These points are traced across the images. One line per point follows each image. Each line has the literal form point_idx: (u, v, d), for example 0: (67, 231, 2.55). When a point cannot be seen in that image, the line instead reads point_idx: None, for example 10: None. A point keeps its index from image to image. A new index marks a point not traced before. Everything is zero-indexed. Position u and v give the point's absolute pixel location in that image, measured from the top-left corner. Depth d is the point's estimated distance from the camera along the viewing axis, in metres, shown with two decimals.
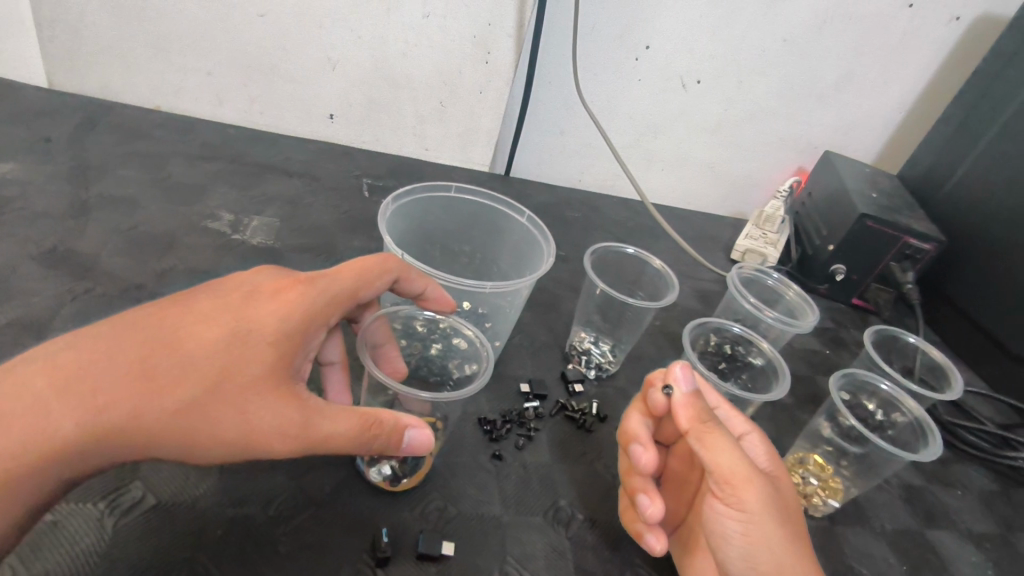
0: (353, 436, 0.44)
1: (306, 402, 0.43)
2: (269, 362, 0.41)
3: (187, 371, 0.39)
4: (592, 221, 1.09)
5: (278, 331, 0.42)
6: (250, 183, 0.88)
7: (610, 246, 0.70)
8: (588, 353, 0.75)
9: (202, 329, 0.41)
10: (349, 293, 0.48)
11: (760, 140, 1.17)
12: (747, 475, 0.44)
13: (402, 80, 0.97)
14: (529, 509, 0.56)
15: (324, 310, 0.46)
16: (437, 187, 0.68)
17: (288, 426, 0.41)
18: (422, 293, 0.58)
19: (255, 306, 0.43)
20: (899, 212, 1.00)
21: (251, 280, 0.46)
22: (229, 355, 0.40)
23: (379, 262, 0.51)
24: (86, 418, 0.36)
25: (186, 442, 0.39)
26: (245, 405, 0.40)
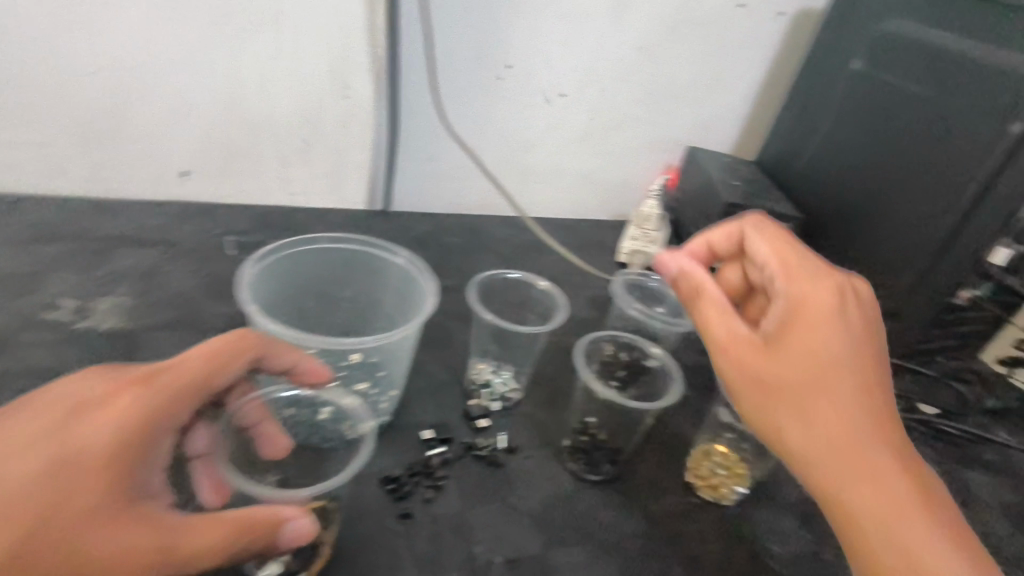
0: (218, 546, 0.40)
1: (157, 522, 0.39)
2: (101, 486, 0.38)
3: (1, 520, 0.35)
4: (480, 245, 1.09)
5: (112, 446, 0.39)
6: (97, 262, 0.79)
7: (495, 274, 0.68)
8: (489, 384, 0.73)
9: (16, 462, 0.37)
10: (198, 384, 0.44)
11: (630, 143, 1.21)
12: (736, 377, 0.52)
13: (259, 125, 0.92)
14: (445, 566, 0.53)
15: (164, 410, 0.42)
16: (303, 241, 0.64)
17: (136, 553, 0.37)
18: (293, 367, 0.52)
19: (80, 425, 0.39)
20: (760, 197, 1.07)
21: (76, 387, 0.42)
22: (51, 488, 0.37)
23: (233, 343, 0.47)
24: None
25: None
26: (78, 539, 0.36)
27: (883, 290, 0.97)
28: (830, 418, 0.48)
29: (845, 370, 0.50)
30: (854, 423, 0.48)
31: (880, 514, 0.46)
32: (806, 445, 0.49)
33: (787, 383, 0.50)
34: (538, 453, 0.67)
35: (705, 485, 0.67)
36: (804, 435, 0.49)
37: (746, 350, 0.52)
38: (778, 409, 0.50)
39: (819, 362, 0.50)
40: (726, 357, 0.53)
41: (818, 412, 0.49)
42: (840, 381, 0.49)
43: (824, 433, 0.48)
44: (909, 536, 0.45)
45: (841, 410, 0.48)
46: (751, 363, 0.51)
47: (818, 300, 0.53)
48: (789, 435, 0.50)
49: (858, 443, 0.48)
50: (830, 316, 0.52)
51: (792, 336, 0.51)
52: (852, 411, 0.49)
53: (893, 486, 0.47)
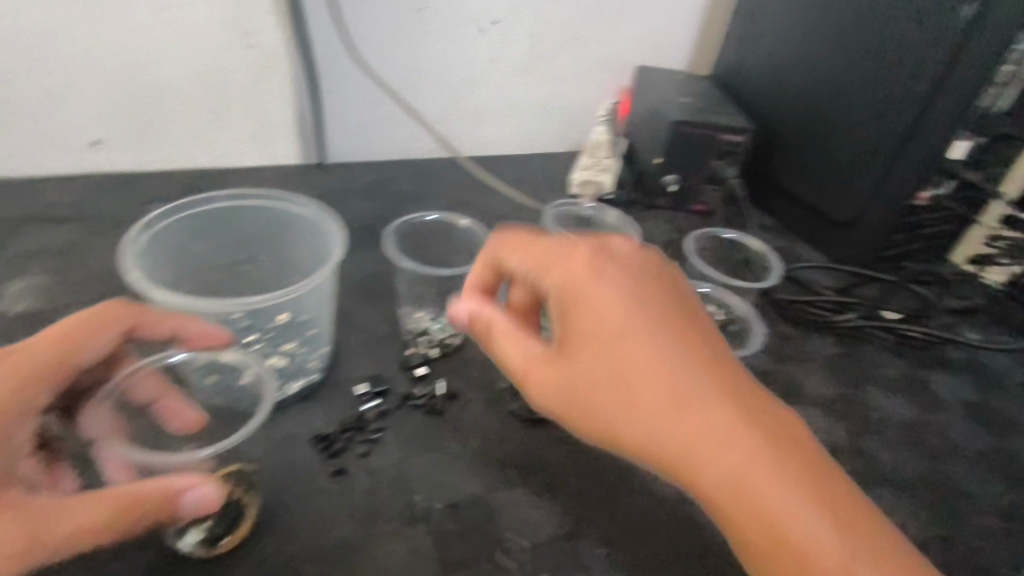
0: (105, 525, 0.37)
1: (26, 506, 0.37)
2: None
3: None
4: (424, 190, 1.04)
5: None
6: (6, 247, 0.76)
7: (410, 217, 0.64)
8: (427, 332, 0.70)
9: None
10: (47, 368, 0.41)
11: (575, 69, 1.14)
12: (528, 371, 0.50)
13: (161, 87, 0.85)
14: (380, 519, 0.53)
15: (14, 400, 0.40)
16: (197, 200, 0.59)
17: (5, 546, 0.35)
18: (174, 335, 0.49)
19: None
20: (710, 111, 1.02)
21: None
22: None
23: (89, 320, 0.45)
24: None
25: None
26: None
27: (843, 198, 0.94)
28: (652, 381, 0.44)
29: (625, 322, 0.47)
30: (659, 369, 0.45)
31: (725, 446, 0.42)
32: (611, 412, 0.45)
33: (593, 384, 0.46)
34: (480, 397, 0.65)
35: None
36: (617, 396, 0.45)
37: (534, 355, 0.50)
38: (588, 388, 0.46)
39: (601, 329, 0.47)
40: (518, 361, 0.51)
41: (594, 368, 0.46)
42: (636, 330, 0.46)
43: (623, 391, 0.45)
44: (755, 455, 0.42)
45: (637, 365, 0.45)
46: (541, 362, 0.50)
47: (570, 268, 0.50)
48: (595, 407, 0.46)
49: (680, 395, 0.44)
50: (591, 288, 0.49)
51: (569, 294, 0.49)
52: (647, 361, 0.45)
53: (733, 419, 0.43)
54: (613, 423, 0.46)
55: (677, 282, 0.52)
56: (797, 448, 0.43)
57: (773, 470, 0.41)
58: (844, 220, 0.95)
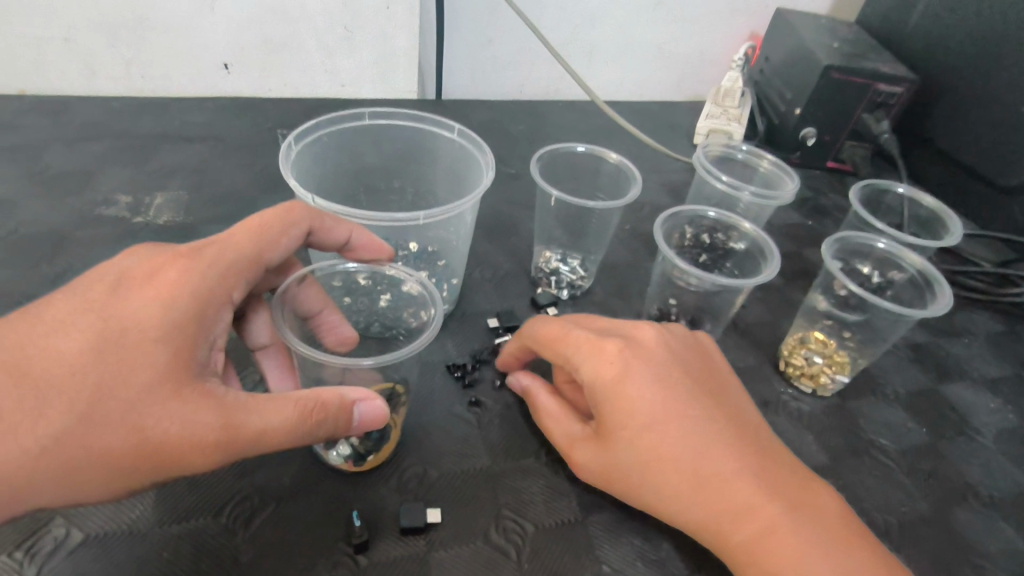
0: (291, 430, 0.34)
1: (223, 398, 0.32)
2: (159, 364, 0.31)
3: (43, 397, 0.29)
4: (539, 131, 1.00)
5: (163, 320, 0.32)
6: (145, 158, 0.77)
7: (557, 147, 0.63)
8: (557, 273, 0.67)
9: (60, 341, 0.31)
10: (249, 261, 0.37)
11: (708, 9, 1.05)
12: (567, 448, 0.46)
13: (293, 8, 0.84)
14: (518, 453, 0.50)
15: (219, 287, 0.35)
16: (347, 116, 0.59)
17: (203, 433, 0.31)
18: (347, 243, 0.47)
19: (123, 301, 0.32)
20: (864, 57, 0.92)
21: (116, 269, 0.35)
22: (99, 369, 0.30)
23: (280, 215, 0.40)
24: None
25: (71, 477, 0.30)
26: (140, 419, 0.30)
27: (1013, 158, 0.84)
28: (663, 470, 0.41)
29: (652, 416, 0.42)
30: (656, 461, 0.41)
31: (741, 524, 0.40)
32: (654, 483, 0.42)
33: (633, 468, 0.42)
34: None
35: (802, 374, 0.60)
36: (650, 477, 0.42)
37: (570, 436, 0.46)
38: (625, 468, 0.42)
39: (640, 414, 0.42)
40: (561, 437, 0.47)
41: (660, 454, 0.41)
42: (652, 427, 0.41)
43: (653, 475, 0.41)
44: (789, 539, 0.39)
45: (646, 462, 0.41)
46: (575, 444, 0.46)
47: (601, 360, 0.43)
48: (636, 476, 0.42)
49: (685, 488, 0.41)
50: (644, 363, 0.44)
51: (603, 385, 0.43)
52: (669, 454, 0.41)
53: (768, 500, 0.40)
54: (654, 499, 0.42)
55: (712, 359, 0.49)
56: (843, 533, 0.40)
57: (806, 548, 0.39)
58: (1010, 183, 0.85)
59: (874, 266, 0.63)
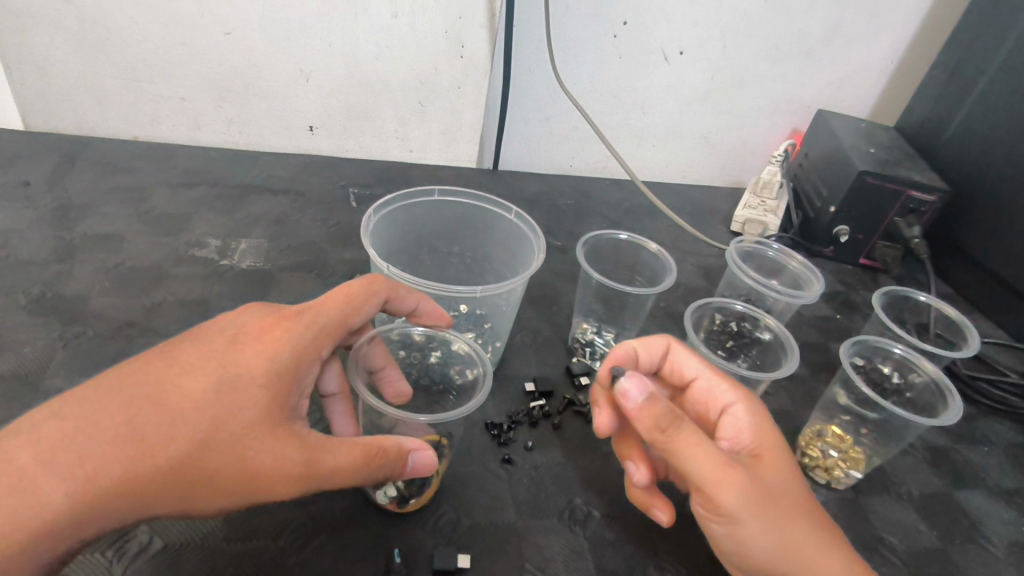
0: (357, 471, 0.40)
1: (306, 439, 0.39)
2: (262, 406, 0.38)
3: (173, 425, 0.36)
4: (586, 206, 1.07)
5: (268, 370, 0.39)
6: (234, 207, 0.87)
7: (601, 234, 0.70)
8: (591, 344, 0.73)
9: (188, 380, 0.37)
10: (337, 324, 0.44)
11: (753, 105, 1.12)
12: (722, 470, 0.42)
13: (377, 84, 0.94)
14: (543, 512, 0.55)
15: (313, 345, 0.42)
16: (418, 192, 0.67)
17: (289, 467, 0.37)
18: (414, 309, 0.54)
19: (239, 350, 0.39)
20: (900, 164, 0.97)
21: (233, 323, 0.42)
22: (217, 405, 0.37)
23: (363, 285, 0.48)
24: (75, 488, 0.34)
25: (184, 495, 0.36)
26: (242, 450, 0.36)
27: None
28: (800, 505, 0.45)
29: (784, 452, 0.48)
30: (802, 494, 0.46)
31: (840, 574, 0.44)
32: (796, 515, 0.44)
33: (783, 496, 0.44)
34: None
35: (818, 466, 0.63)
36: (793, 509, 0.44)
37: (725, 457, 0.43)
38: (775, 492, 0.44)
39: (781, 453, 0.47)
40: (710, 456, 0.42)
41: (798, 491, 0.46)
42: (787, 461, 0.47)
43: (791, 505, 0.45)
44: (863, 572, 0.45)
45: (786, 489, 0.45)
46: (730, 464, 0.43)
47: (749, 400, 0.51)
48: (786, 504, 0.44)
49: (808, 521, 0.45)
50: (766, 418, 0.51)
51: (753, 418, 0.49)
52: (797, 487, 0.46)
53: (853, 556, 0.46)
54: (791, 535, 0.43)
55: None
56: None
57: None
58: None
59: (894, 368, 0.67)
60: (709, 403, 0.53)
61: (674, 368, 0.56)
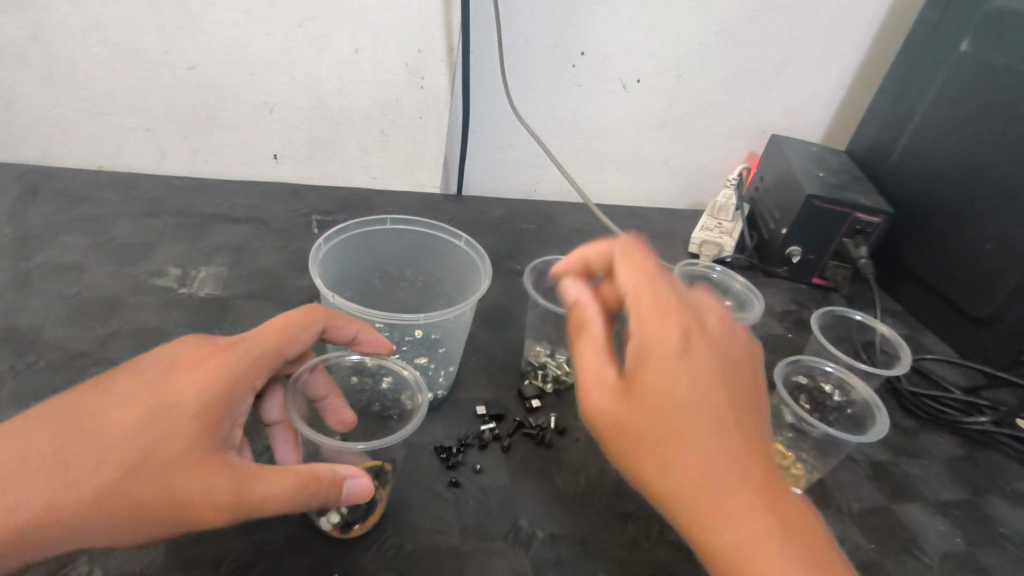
0: (289, 498, 0.41)
1: (236, 468, 0.40)
2: (191, 436, 0.39)
3: (101, 457, 0.37)
4: (547, 230, 1.09)
5: (199, 401, 0.40)
6: (196, 235, 0.88)
7: (549, 260, 0.72)
8: (544, 367, 0.75)
9: (118, 413, 0.39)
10: (273, 354, 0.46)
11: (710, 130, 1.16)
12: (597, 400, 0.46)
13: (340, 115, 0.96)
14: (487, 535, 0.56)
15: (247, 375, 0.43)
16: (372, 222, 0.69)
17: (218, 496, 0.38)
18: (354, 338, 0.55)
19: (172, 381, 0.41)
20: (847, 187, 1.00)
21: (167, 354, 0.43)
22: (146, 436, 0.38)
23: (302, 315, 0.49)
24: (1, 519, 0.35)
25: (113, 526, 0.37)
26: (170, 480, 0.37)
27: (984, 291, 0.90)
28: (679, 458, 0.42)
29: (685, 399, 0.43)
30: (691, 421, 0.43)
31: (724, 532, 0.41)
32: (670, 465, 0.42)
33: (647, 433, 0.43)
34: (587, 437, 0.68)
35: None
36: (667, 453, 0.43)
37: (591, 377, 0.47)
38: (626, 437, 0.44)
39: (668, 394, 0.43)
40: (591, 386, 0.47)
41: (677, 443, 0.43)
42: (677, 406, 0.43)
43: (652, 424, 0.43)
44: (762, 543, 0.41)
45: (665, 423, 0.43)
46: (593, 385, 0.47)
47: (666, 329, 0.45)
48: (656, 439, 0.43)
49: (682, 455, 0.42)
50: (688, 354, 0.45)
51: (660, 349, 0.45)
52: (683, 444, 0.42)
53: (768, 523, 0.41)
54: (664, 484, 0.43)
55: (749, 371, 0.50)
56: (805, 545, 0.41)
57: None
58: (982, 315, 0.91)
59: (835, 386, 0.69)
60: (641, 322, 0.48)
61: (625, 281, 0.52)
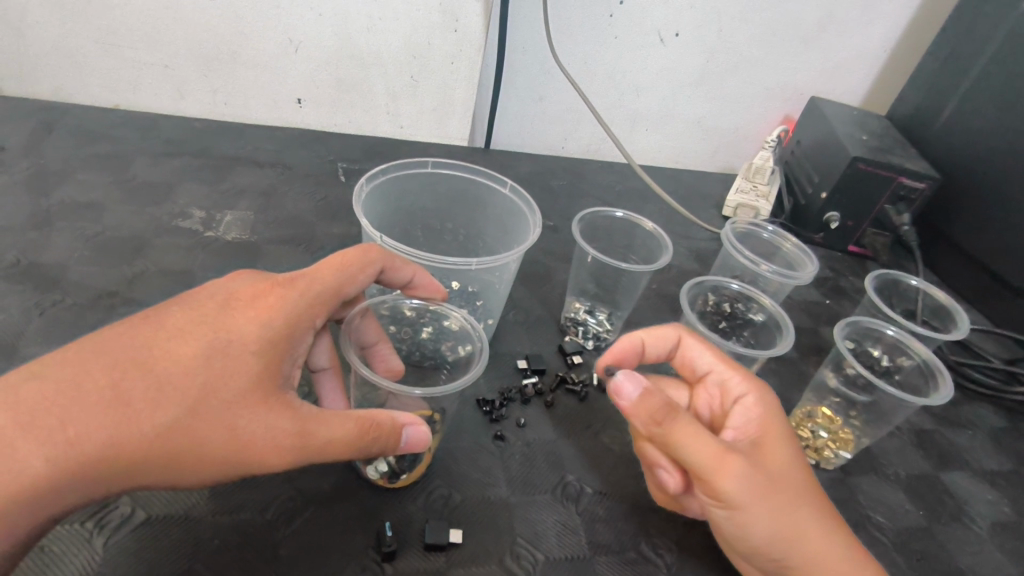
0: (352, 443, 0.39)
1: (299, 410, 0.37)
2: (255, 373, 0.36)
3: (162, 391, 0.34)
4: (579, 188, 1.06)
5: (261, 337, 0.37)
6: (219, 178, 0.84)
7: (598, 211, 0.69)
8: (584, 323, 0.72)
9: (177, 345, 0.36)
10: (331, 293, 0.43)
11: (747, 90, 1.12)
12: (720, 457, 0.42)
13: (368, 57, 0.92)
14: (536, 489, 0.54)
15: (308, 313, 0.40)
16: (413, 164, 0.65)
17: (283, 438, 0.36)
18: (410, 282, 0.53)
19: (231, 316, 0.38)
20: (891, 151, 0.96)
21: (223, 287, 0.40)
22: (208, 371, 0.35)
23: (358, 254, 0.46)
24: (57, 453, 0.32)
25: (174, 466, 0.34)
26: (233, 419, 0.35)
27: None
28: (784, 463, 0.46)
29: (787, 435, 0.48)
30: (783, 436, 0.48)
31: (816, 516, 0.45)
32: (781, 475, 0.45)
33: (766, 462, 0.45)
34: None
35: (808, 446, 0.64)
36: (775, 467, 0.45)
37: (720, 445, 0.43)
38: (765, 471, 0.44)
39: (760, 421, 0.49)
40: (712, 448, 0.43)
41: (778, 454, 0.46)
42: (774, 433, 0.48)
43: (774, 460, 0.45)
44: (846, 538, 0.46)
45: (779, 454, 0.46)
46: (727, 451, 0.43)
47: (743, 382, 0.52)
48: (768, 462, 0.45)
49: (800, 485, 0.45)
50: (764, 392, 0.51)
51: (748, 399, 0.50)
52: (788, 453, 0.47)
53: (832, 512, 0.47)
54: (782, 493, 0.44)
55: None
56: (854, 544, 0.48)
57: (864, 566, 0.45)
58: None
59: (884, 350, 0.67)
60: (723, 395, 0.53)
61: (687, 358, 0.56)
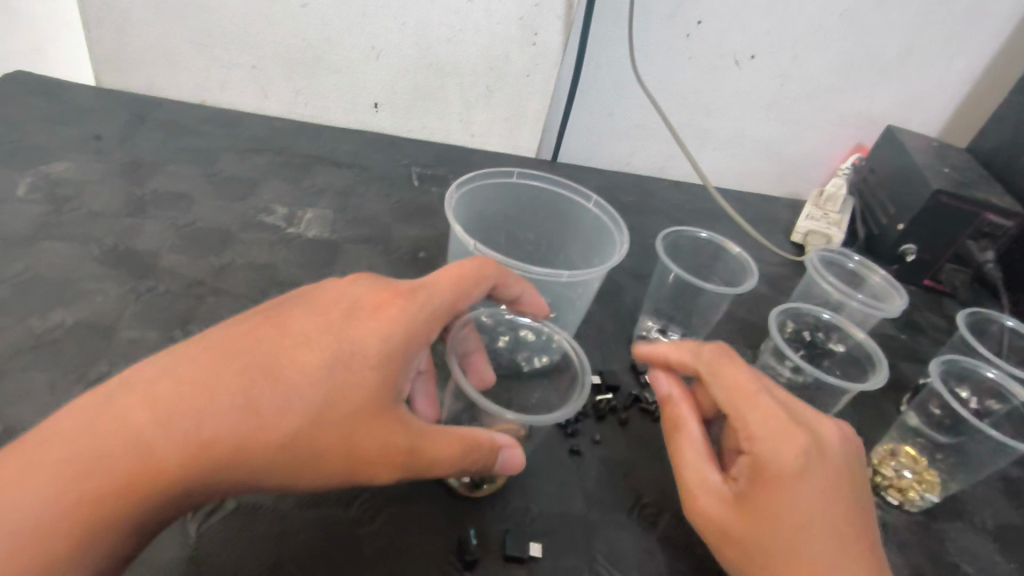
0: (455, 462, 0.40)
1: (411, 426, 0.38)
2: (375, 387, 0.37)
3: (289, 398, 0.35)
4: (646, 205, 1.05)
5: (381, 351, 0.38)
6: (300, 177, 0.86)
7: (681, 230, 0.68)
8: (657, 343, 0.72)
9: (303, 352, 0.36)
10: (448, 306, 0.43)
11: (822, 116, 1.10)
12: (689, 481, 0.47)
13: (447, 66, 0.93)
14: (612, 507, 0.53)
15: (425, 326, 0.41)
16: (498, 173, 0.65)
17: (394, 451, 0.37)
18: (517, 299, 0.53)
19: (355, 326, 0.38)
20: (976, 186, 0.93)
21: (346, 294, 0.41)
22: (330, 382, 0.36)
23: (474, 269, 0.46)
24: (190, 450, 0.33)
25: (294, 469, 0.35)
26: (351, 429, 0.36)
27: None
28: (764, 514, 0.42)
29: (788, 489, 0.42)
30: (781, 489, 0.42)
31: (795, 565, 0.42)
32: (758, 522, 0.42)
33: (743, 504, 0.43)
34: None
35: (891, 486, 0.61)
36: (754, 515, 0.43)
37: (697, 470, 0.46)
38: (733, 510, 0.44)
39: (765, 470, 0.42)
40: (688, 470, 0.47)
41: (758, 505, 0.43)
42: (770, 480, 0.42)
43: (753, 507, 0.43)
44: None
45: (763, 504, 0.42)
46: (698, 481, 0.46)
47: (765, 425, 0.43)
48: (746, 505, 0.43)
49: (812, 523, 0.42)
50: (783, 437, 0.43)
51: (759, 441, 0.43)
52: (774, 506, 0.42)
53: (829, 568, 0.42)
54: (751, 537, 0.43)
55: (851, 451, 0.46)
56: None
57: None
58: None
59: (972, 393, 0.65)
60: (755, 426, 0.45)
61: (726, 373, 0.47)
